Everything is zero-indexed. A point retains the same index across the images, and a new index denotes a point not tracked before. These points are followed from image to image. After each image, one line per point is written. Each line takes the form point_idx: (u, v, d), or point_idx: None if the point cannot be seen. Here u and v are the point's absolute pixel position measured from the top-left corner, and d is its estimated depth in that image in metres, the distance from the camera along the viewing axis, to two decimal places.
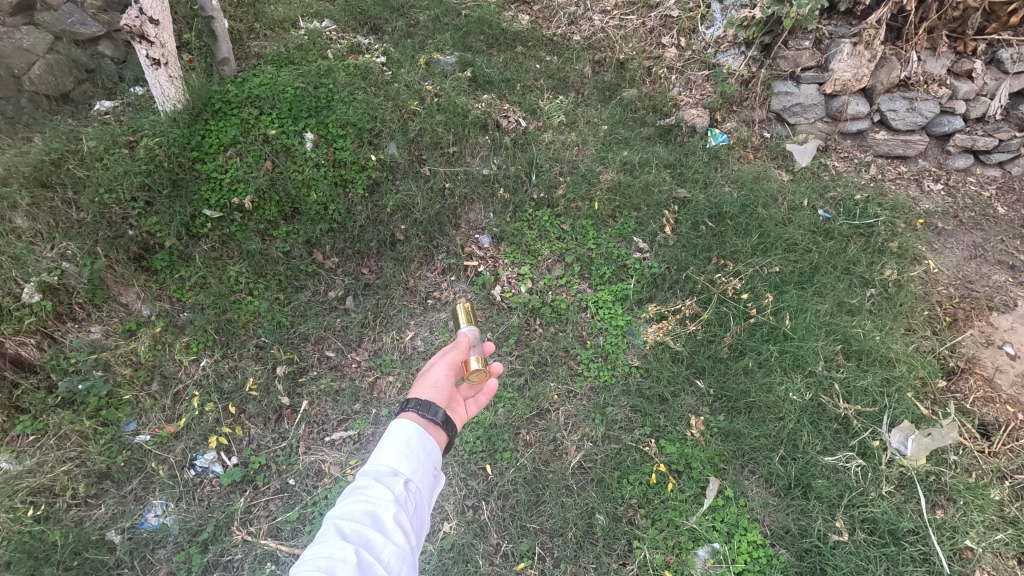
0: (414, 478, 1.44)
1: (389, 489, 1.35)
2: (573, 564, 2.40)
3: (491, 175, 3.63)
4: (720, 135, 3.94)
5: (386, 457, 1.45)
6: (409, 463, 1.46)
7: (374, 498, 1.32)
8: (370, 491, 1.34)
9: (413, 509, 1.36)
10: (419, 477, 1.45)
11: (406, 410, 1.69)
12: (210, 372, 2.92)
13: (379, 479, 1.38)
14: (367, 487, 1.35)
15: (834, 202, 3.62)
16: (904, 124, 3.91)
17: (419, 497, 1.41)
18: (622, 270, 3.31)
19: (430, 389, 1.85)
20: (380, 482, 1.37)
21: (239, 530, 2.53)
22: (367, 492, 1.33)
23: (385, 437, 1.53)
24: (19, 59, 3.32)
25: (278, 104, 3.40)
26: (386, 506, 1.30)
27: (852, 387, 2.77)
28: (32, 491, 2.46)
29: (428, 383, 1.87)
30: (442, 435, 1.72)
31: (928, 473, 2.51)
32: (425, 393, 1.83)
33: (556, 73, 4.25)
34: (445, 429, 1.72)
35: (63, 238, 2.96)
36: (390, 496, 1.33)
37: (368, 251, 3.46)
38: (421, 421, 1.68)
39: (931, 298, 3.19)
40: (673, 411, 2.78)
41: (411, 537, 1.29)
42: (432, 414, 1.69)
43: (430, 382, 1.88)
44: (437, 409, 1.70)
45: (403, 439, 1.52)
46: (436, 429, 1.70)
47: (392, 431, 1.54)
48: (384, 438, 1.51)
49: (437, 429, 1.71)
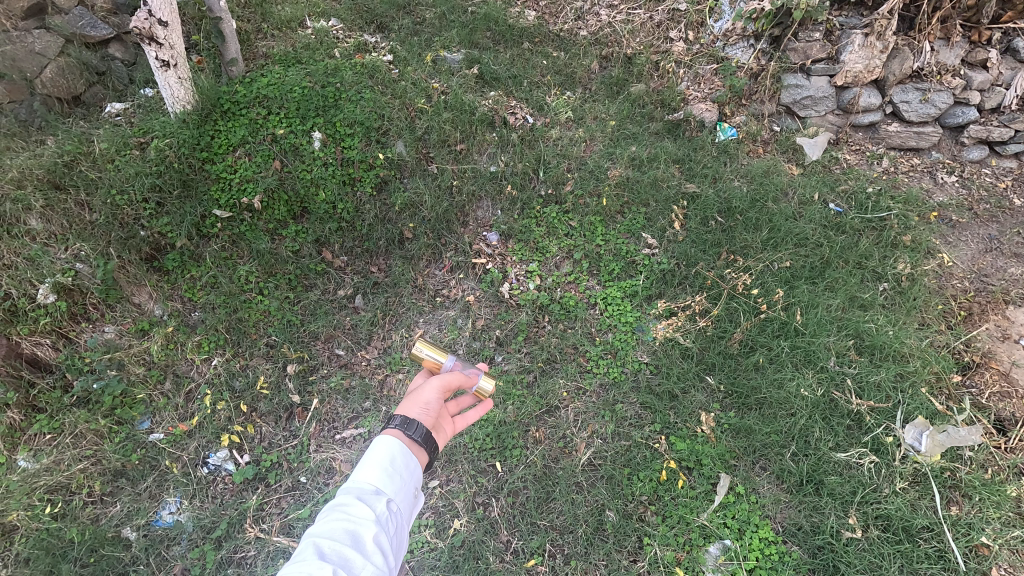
0: (395, 499, 1.41)
1: (371, 508, 1.32)
2: (583, 561, 2.39)
3: (499, 172, 3.62)
4: (729, 129, 3.90)
5: (368, 475, 1.42)
6: (392, 483, 1.44)
7: (354, 516, 1.29)
8: (350, 510, 1.30)
9: (394, 530, 1.33)
10: (400, 497, 1.43)
11: (388, 427, 1.62)
12: (222, 371, 2.95)
13: (361, 497, 1.35)
14: (348, 505, 1.32)
15: (846, 195, 3.58)
16: (917, 116, 3.85)
17: (400, 518, 1.38)
18: (631, 266, 3.30)
19: (419, 409, 1.74)
20: (362, 501, 1.33)
21: (252, 527, 2.55)
22: (348, 510, 1.30)
23: (368, 454, 1.50)
24: (30, 62, 3.36)
25: (286, 104, 3.42)
26: (367, 525, 1.27)
27: (864, 383, 2.74)
28: (49, 489, 2.50)
29: (418, 402, 1.76)
30: (423, 455, 1.64)
31: (943, 470, 2.47)
32: (413, 411, 1.72)
33: (563, 69, 4.23)
34: (427, 448, 1.64)
35: (77, 240, 3.00)
36: (371, 516, 1.30)
37: (376, 249, 3.46)
38: (403, 439, 1.60)
39: (945, 292, 3.15)
40: (683, 407, 2.77)
41: (391, 558, 1.26)
42: (412, 431, 1.62)
43: (421, 401, 1.77)
44: (417, 426, 1.63)
45: (387, 457, 1.49)
46: (416, 448, 1.62)
47: (376, 448, 1.52)
48: (368, 454, 1.48)
49: (417, 448, 1.62)
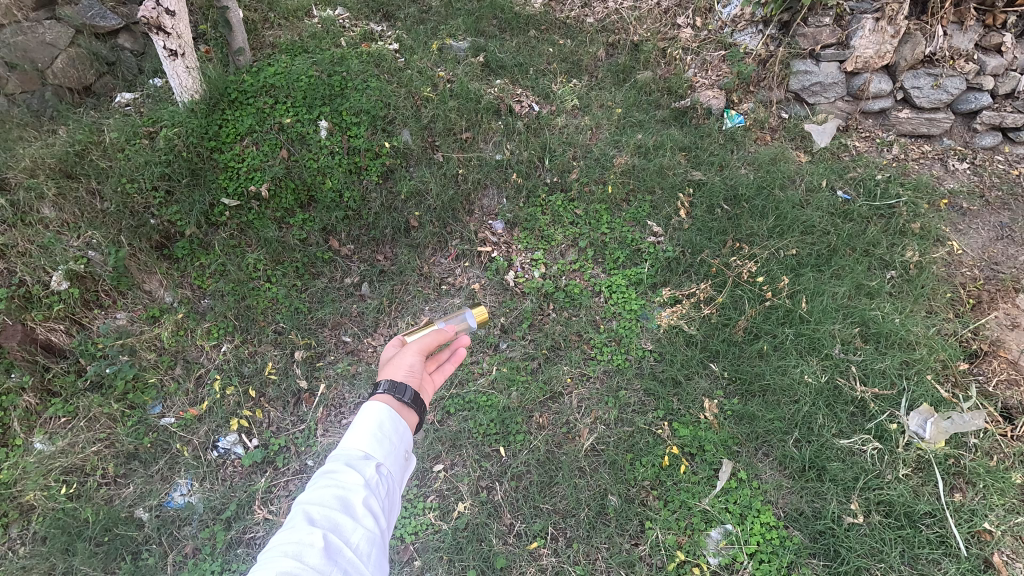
0: (385, 463, 1.43)
1: (360, 474, 1.34)
2: (585, 544, 2.42)
3: (504, 160, 3.63)
4: (737, 116, 3.85)
5: (357, 441, 1.44)
6: (382, 448, 1.45)
7: (344, 483, 1.31)
8: (340, 476, 1.33)
9: (385, 493, 1.36)
10: (390, 461, 1.45)
11: (376, 393, 1.66)
12: (231, 357, 2.99)
13: (350, 463, 1.37)
14: (337, 472, 1.34)
15: (854, 182, 3.54)
16: (929, 102, 3.79)
17: (391, 482, 1.41)
18: (636, 254, 3.30)
19: (404, 373, 1.77)
20: (351, 467, 1.35)
21: (261, 509, 2.61)
22: (337, 477, 1.32)
23: (358, 420, 1.51)
24: (42, 53, 3.41)
25: (292, 92, 3.44)
26: (356, 490, 1.29)
27: (869, 370, 2.74)
28: (64, 470, 2.57)
29: (401, 366, 1.79)
30: (414, 416, 1.68)
31: (948, 456, 2.47)
32: (398, 376, 1.76)
33: (569, 57, 4.20)
34: (417, 409, 1.69)
35: (89, 228, 3.05)
36: (360, 481, 1.32)
37: (382, 237, 3.49)
38: (393, 403, 1.64)
39: (953, 280, 3.11)
40: (686, 394, 2.78)
41: (381, 522, 1.29)
42: (403, 395, 1.66)
43: (404, 365, 1.81)
44: (406, 389, 1.67)
45: (376, 423, 1.50)
46: (406, 410, 1.66)
47: (364, 414, 1.52)
48: (357, 421, 1.49)
49: (408, 410, 1.67)
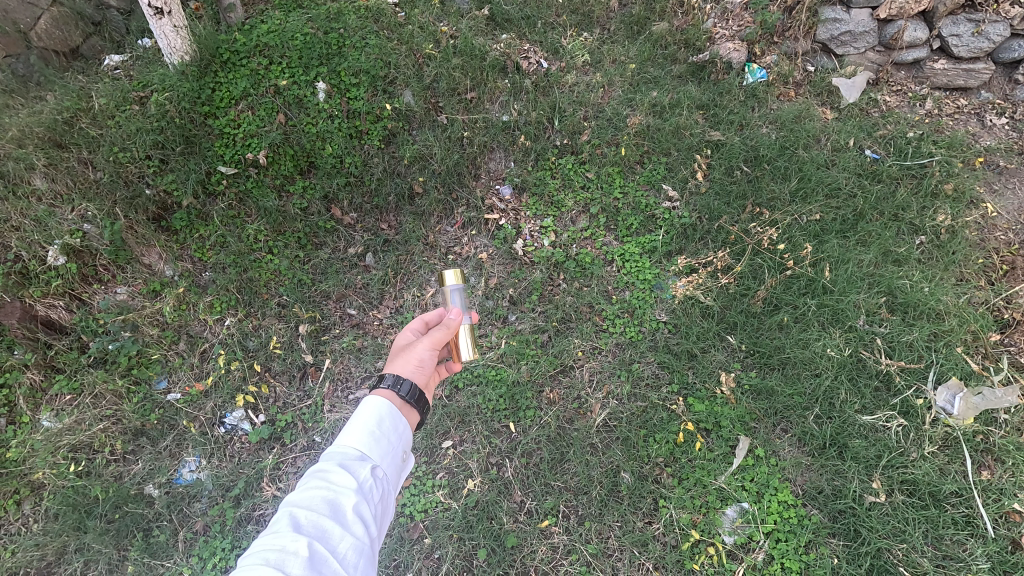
0: (381, 464, 1.42)
1: (353, 476, 1.32)
2: (597, 522, 2.39)
3: (511, 122, 3.43)
4: (759, 70, 3.61)
5: (353, 438, 1.43)
6: (377, 448, 1.44)
7: (335, 484, 1.29)
8: (332, 476, 1.31)
9: (377, 497, 1.34)
10: (386, 462, 1.44)
11: (381, 388, 1.68)
12: (234, 331, 2.92)
13: (344, 463, 1.35)
14: (329, 472, 1.32)
15: (883, 140, 3.32)
16: (968, 51, 3.51)
17: (384, 485, 1.39)
18: (650, 220, 3.15)
19: (412, 367, 1.81)
20: (345, 468, 1.34)
21: (270, 486, 2.60)
22: (329, 477, 1.31)
23: (356, 415, 1.50)
24: (24, 13, 3.21)
25: (288, 52, 3.24)
26: (347, 493, 1.27)
27: (895, 342, 2.62)
28: (73, 448, 2.56)
29: (412, 360, 1.83)
30: (414, 414, 1.73)
31: (976, 434, 2.38)
32: (407, 369, 1.80)
33: (580, 7, 3.92)
34: (418, 408, 1.73)
35: (82, 200, 2.94)
36: (353, 483, 1.30)
37: (387, 205, 3.36)
38: (396, 400, 1.67)
39: (987, 245, 2.93)
40: (701, 367, 2.69)
41: (371, 529, 1.26)
42: (404, 393, 1.69)
43: (415, 359, 1.84)
44: (409, 387, 1.70)
45: (374, 418, 1.49)
46: (406, 409, 1.70)
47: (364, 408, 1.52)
48: (355, 415, 1.48)
49: (408, 407, 1.70)
